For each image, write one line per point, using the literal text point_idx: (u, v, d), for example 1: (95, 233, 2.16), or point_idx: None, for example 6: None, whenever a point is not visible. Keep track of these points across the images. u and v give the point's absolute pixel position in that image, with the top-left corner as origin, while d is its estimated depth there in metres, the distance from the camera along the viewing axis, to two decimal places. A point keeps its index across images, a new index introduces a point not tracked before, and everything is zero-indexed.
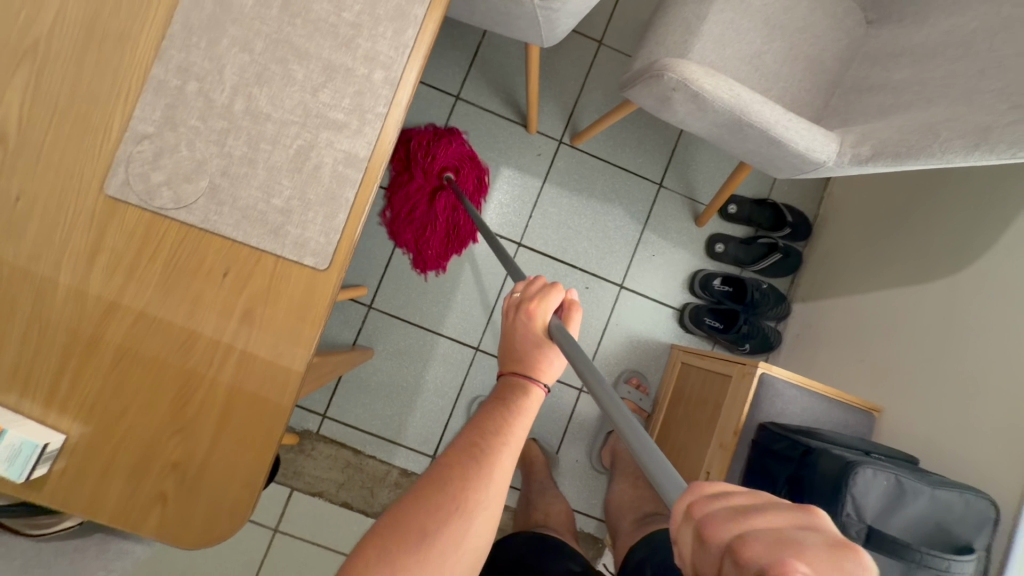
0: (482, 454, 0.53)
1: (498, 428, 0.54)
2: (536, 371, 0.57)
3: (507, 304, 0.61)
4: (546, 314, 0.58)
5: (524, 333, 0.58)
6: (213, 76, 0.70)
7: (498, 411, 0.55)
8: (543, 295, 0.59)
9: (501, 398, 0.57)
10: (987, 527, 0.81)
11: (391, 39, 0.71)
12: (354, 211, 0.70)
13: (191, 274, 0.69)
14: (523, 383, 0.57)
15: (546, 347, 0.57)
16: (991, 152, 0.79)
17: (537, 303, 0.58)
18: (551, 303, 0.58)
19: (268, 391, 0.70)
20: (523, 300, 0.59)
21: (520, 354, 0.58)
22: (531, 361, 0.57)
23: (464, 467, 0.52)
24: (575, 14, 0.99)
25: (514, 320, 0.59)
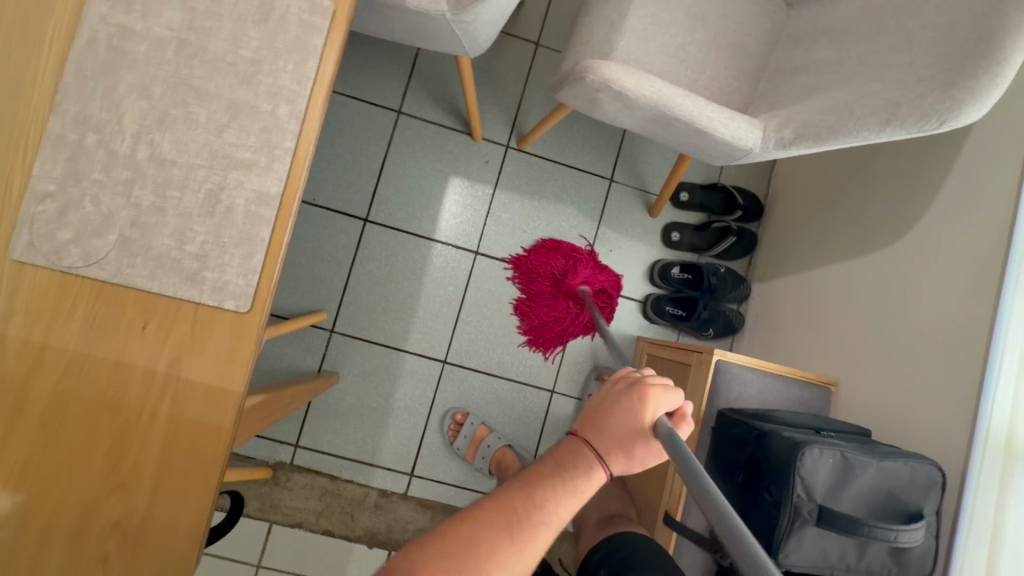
0: (522, 517, 0.48)
1: (549, 494, 0.50)
2: (612, 453, 0.53)
3: (621, 377, 0.59)
4: (658, 409, 0.56)
5: (624, 411, 0.56)
6: (112, 126, 0.68)
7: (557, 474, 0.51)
8: (663, 387, 0.58)
9: (559, 460, 0.52)
10: (935, 490, 0.83)
11: (293, 72, 0.70)
12: (271, 250, 0.70)
13: (109, 327, 0.67)
14: (592, 456, 0.52)
15: (641, 437, 0.55)
16: (902, 126, 0.83)
17: (655, 391, 0.57)
18: (666, 400, 0.57)
19: (205, 436, 0.68)
20: (639, 382, 0.57)
21: (604, 427, 0.55)
22: (613, 439, 0.54)
23: (499, 520, 0.47)
24: (494, 24, 0.97)
25: (622, 397, 0.56)
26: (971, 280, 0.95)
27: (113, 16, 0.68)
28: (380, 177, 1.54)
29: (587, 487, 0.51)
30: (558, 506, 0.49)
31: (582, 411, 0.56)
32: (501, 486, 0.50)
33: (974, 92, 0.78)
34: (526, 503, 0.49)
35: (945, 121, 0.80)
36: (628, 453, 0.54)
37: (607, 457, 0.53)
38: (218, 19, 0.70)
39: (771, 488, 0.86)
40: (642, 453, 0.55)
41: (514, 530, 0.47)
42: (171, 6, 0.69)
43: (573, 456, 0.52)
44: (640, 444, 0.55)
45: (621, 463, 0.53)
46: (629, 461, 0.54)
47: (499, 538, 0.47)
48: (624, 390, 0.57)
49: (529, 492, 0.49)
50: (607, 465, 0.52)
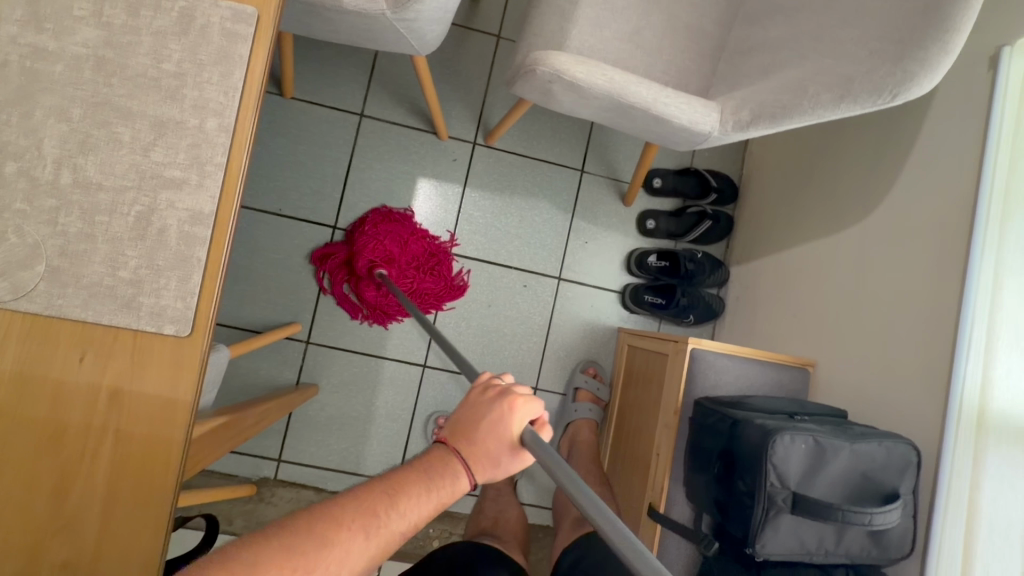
0: (379, 519, 0.51)
1: (408, 498, 0.52)
2: (476, 463, 0.55)
3: (488, 384, 0.58)
4: (524, 419, 0.56)
5: (491, 421, 0.55)
6: (32, 153, 0.65)
7: (420, 479, 0.53)
8: (532, 396, 0.57)
9: (424, 467, 0.54)
10: (910, 470, 0.82)
11: (219, 84, 0.68)
12: (210, 270, 0.68)
13: (45, 361, 0.65)
14: (456, 466, 0.54)
15: (506, 448, 0.55)
16: (856, 102, 0.81)
17: (522, 399, 0.56)
18: (535, 409, 0.57)
19: (154, 467, 0.66)
20: (507, 392, 0.56)
21: (471, 436, 0.56)
22: (478, 450, 0.55)
23: (355, 520, 0.50)
24: (440, 20, 0.94)
25: (489, 408, 0.56)
26: (936, 252, 0.94)
27: (24, 37, 0.65)
28: (346, 182, 1.51)
29: (448, 492, 0.54)
30: (416, 510, 0.52)
31: (451, 417, 0.57)
32: (362, 487, 0.53)
33: (925, 63, 0.76)
34: (386, 506, 0.51)
35: (898, 94, 0.78)
36: (493, 464, 0.55)
37: (469, 467, 0.54)
38: (136, 33, 0.67)
39: (745, 478, 0.85)
40: (509, 462, 0.55)
41: (369, 530, 0.50)
42: (85, 23, 0.66)
43: (438, 465, 0.54)
44: (507, 456, 0.55)
45: (487, 472, 0.55)
46: (494, 471, 0.55)
47: (352, 537, 0.49)
48: (492, 400, 0.56)
49: (387, 496, 0.52)
50: (471, 475, 0.55)
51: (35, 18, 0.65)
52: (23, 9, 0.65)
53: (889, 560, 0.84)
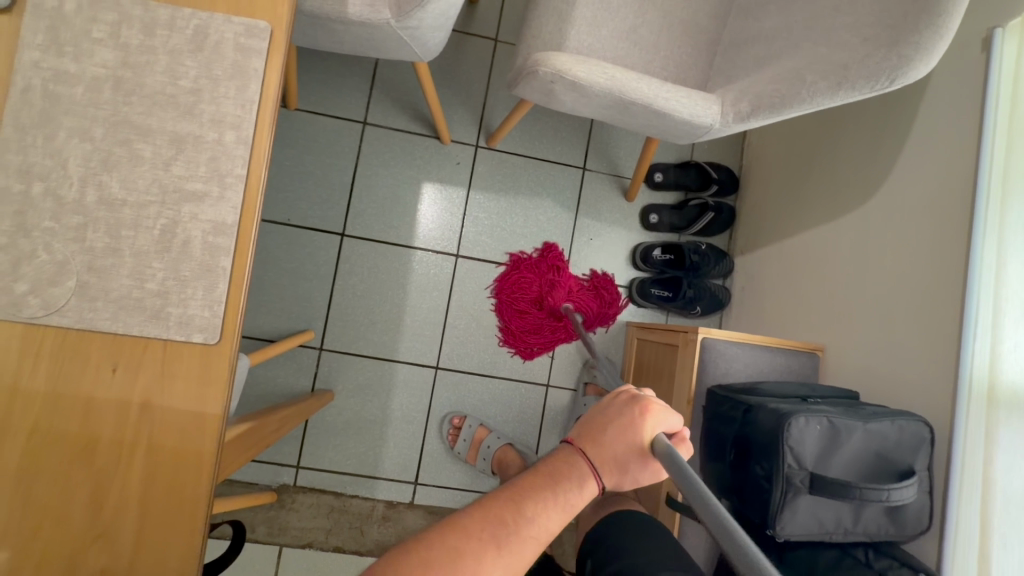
0: (511, 529, 0.46)
1: (539, 504, 0.47)
2: (606, 467, 0.51)
3: (622, 391, 0.57)
4: (656, 428, 0.54)
5: (625, 426, 0.54)
6: (57, 173, 0.67)
7: (547, 485, 0.49)
8: (665, 406, 0.56)
9: (550, 470, 0.50)
10: (924, 446, 0.84)
11: (235, 98, 0.70)
12: (233, 278, 0.70)
13: (76, 373, 0.67)
14: (587, 470, 0.50)
15: (637, 455, 0.52)
16: (854, 88, 0.83)
17: (656, 407, 0.56)
18: (670, 418, 0.56)
19: (185, 473, 0.68)
20: (643, 398, 0.55)
21: (603, 438, 0.52)
22: (610, 452, 0.52)
23: (485, 529, 0.45)
24: (441, 27, 0.96)
25: (623, 414, 0.54)
26: (940, 232, 0.96)
27: (46, 62, 0.68)
28: (352, 190, 1.53)
29: (576, 498, 0.49)
30: (548, 518, 0.47)
31: (580, 420, 0.54)
32: (489, 494, 0.48)
33: (919, 48, 0.78)
34: (516, 514, 0.46)
35: (894, 78, 0.80)
36: (622, 468, 0.51)
37: (600, 471, 0.51)
38: (153, 52, 0.69)
39: (762, 462, 0.86)
40: (638, 470, 0.53)
41: (500, 542, 0.45)
42: (103, 45, 0.68)
43: (568, 466, 0.50)
44: (638, 461, 0.53)
45: (615, 477, 0.51)
46: (623, 475, 0.51)
47: (484, 548, 0.44)
48: (626, 406, 0.55)
49: (518, 502, 0.47)
50: (601, 480, 0.50)
51: (54, 41, 0.68)
52: (43, 34, 0.68)
53: (906, 537, 0.85)
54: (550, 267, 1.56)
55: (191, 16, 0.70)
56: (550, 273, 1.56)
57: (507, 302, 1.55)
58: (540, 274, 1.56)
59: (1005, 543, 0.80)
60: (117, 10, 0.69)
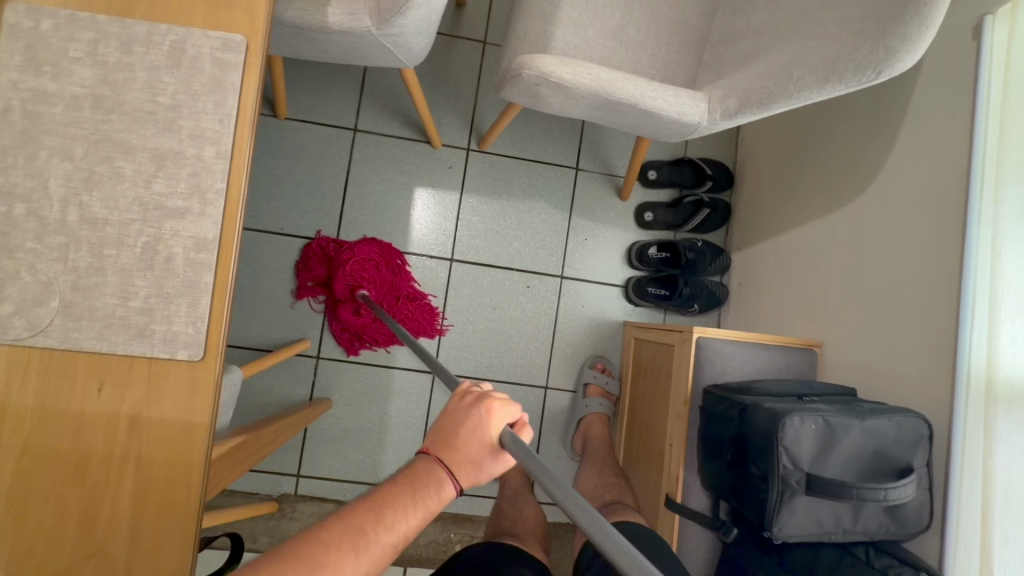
0: (367, 537, 0.51)
1: (397, 513, 0.53)
2: (460, 469, 0.56)
3: (468, 392, 0.60)
4: (501, 423, 0.58)
5: (470, 427, 0.57)
6: (39, 194, 0.67)
7: (403, 495, 0.55)
8: (508, 399, 0.59)
9: (410, 479, 0.56)
10: (922, 442, 0.83)
11: (214, 112, 0.70)
12: (217, 294, 0.69)
13: (65, 393, 0.67)
14: (441, 474, 0.56)
15: (489, 454, 0.56)
16: (840, 82, 0.82)
17: (499, 403, 0.59)
18: (512, 411, 0.58)
19: (176, 491, 0.68)
20: (487, 396, 0.58)
21: (453, 443, 0.57)
22: (461, 456, 0.57)
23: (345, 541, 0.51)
24: (423, 32, 0.95)
25: (468, 417, 0.58)
26: (934, 224, 0.94)
27: (25, 82, 0.67)
28: (344, 197, 1.53)
29: (433, 501, 0.55)
30: (404, 522, 0.53)
31: (433, 429, 0.58)
32: (351, 507, 0.54)
33: (905, 38, 0.76)
34: (374, 523, 0.52)
35: (881, 71, 0.79)
36: (475, 468, 0.57)
37: (454, 475, 0.56)
38: (131, 69, 0.69)
39: (758, 462, 0.85)
40: (491, 466, 0.57)
41: (358, 549, 0.51)
42: (81, 63, 0.68)
43: (419, 473, 0.56)
44: (489, 458, 0.57)
45: (470, 477, 0.56)
46: (475, 475, 0.56)
47: (344, 557, 0.50)
48: (470, 407, 0.58)
49: (374, 513, 0.53)
50: (455, 481, 0.56)
51: (32, 61, 0.68)
52: (22, 54, 0.67)
53: (907, 535, 0.84)
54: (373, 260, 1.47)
55: (168, 31, 0.69)
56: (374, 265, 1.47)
57: (311, 261, 1.48)
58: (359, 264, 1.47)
59: (1006, 539, 0.79)
60: (94, 29, 0.68)
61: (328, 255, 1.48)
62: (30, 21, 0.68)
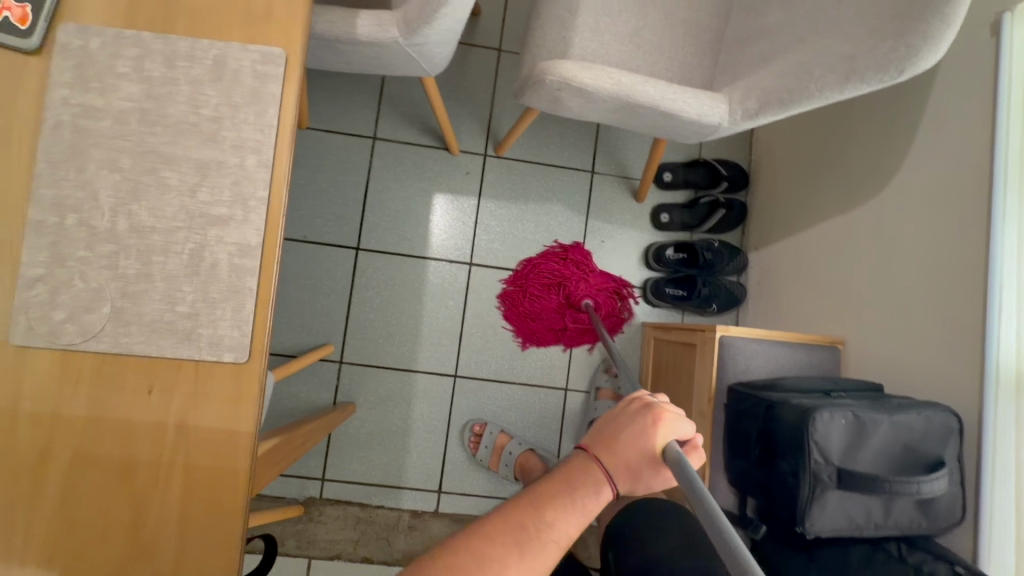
0: (531, 533, 0.49)
1: (558, 511, 0.50)
2: (621, 473, 0.53)
3: (634, 399, 0.59)
4: (667, 435, 0.56)
5: (635, 434, 0.55)
6: (89, 205, 0.70)
7: (563, 493, 0.51)
8: (676, 413, 0.58)
9: (567, 476, 0.53)
10: (953, 436, 0.83)
11: (254, 123, 0.72)
12: (260, 298, 0.71)
13: (115, 395, 0.69)
14: (600, 475, 0.53)
15: (651, 462, 0.55)
16: (862, 81, 0.82)
17: (668, 415, 0.57)
18: (680, 425, 0.57)
19: (220, 491, 0.70)
20: (655, 405, 0.57)
21: (615, 446, 0.55)
22: (621, 460, 0.54)
23: (508, 536, 0.48)
24: (446, 41, 0.98)
25: (636, 423, 0.56)
26: (957, 218, 0.95)
27: (76, 98, 0.71)
28: (366, 205, 1.56)
29: (593, 504, 0.52)
30: (566, 522, 0.50)
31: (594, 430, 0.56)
32: (511, 499, 0.51)
33: (927, 36, 0.76)
34: (536, 519, 0.49)
35: (903, 69, 0.78)
36: (634, 475, 0.54)
37: (614, 479, 0.53)
38: (175, 84, 0.72)
39: (787, 459, 0.86)
40: (650, 473, 0.55)
41: (520, 546, 0.48)
42: (127, 79, 0.71)
43: (578, 471, 0.53)
44: (648, 469, 0.55)
45: (628, 483, 0.54)
46: (635, 482, 0.54)
47: (508, 552, 0.48)
48: (638, 414, 0.57)
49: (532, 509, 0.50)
50: (615, 485, 0.53)
51: (82, 78, 0.71)
52: (71, 72, 0.71)
53: (940, 529, 0.84)
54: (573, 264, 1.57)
55: (210, 46, 0.72)
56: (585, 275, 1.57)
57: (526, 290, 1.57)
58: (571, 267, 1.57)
59: None
60: (139, 46, 0.72)
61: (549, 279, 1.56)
62: (79, 40, 0.71)
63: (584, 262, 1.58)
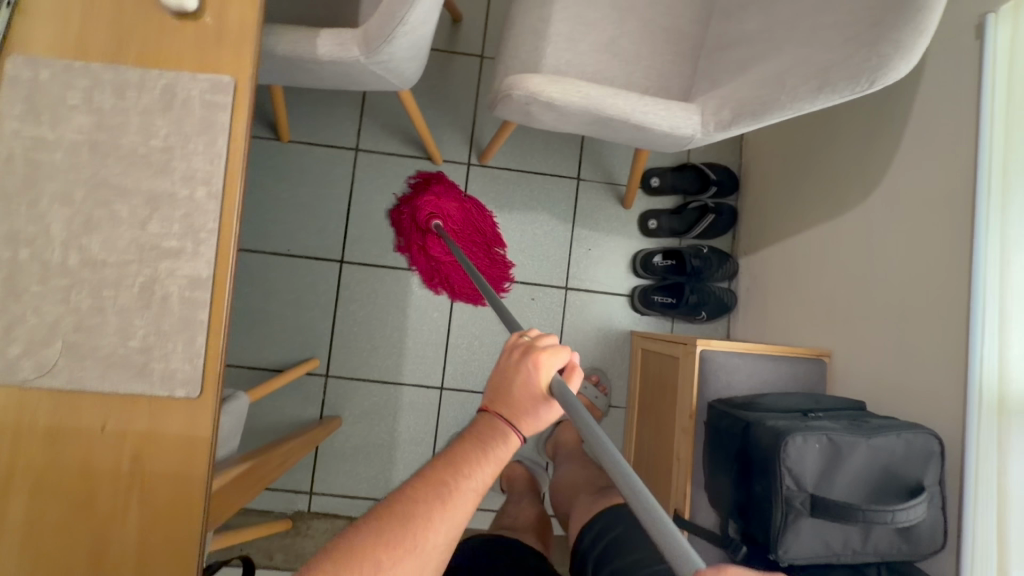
0: (449, 491, 0.56)
1: (472, 468, 0.57)
2: (521, 419, 0.59)
3: (514, 347, 0.62)
4: (549, 372, 0.60)
5: (523, 378, 0.59)
6: (42, 239, 0.69)
7: (472, 451, 0.58)
8: (553, 346, 0.61)
9: (476, 435, 0.59)
10: (934, 459, 0.80)
11: (205, 153, 0.71)
12: (213, 332, 0.71)
13: (73, 431, 0.69)
14: (502, 426, 0.59)
15: (542, 401, 0.59)
16: (834, 92, 0.78)
17: (543, 354, 0.60)
18: (560, 356, 0.60)
19: (179, 526, 0.70)
20: (533, 346, 0.60)
21: (508, 397, 0.60)
22: (517, 407, 0.59)
23: (428, 498, 0.55)
24: (411, 57, 0.95)
25: (521, 366, 0.60)
26: (940, 230, 0.91)
27: (26, 130, 0.70)
28: (349, 217, 1.55)
29: (503, 452, 0.58)
30: (481, 472, 0.57)
31: (489, 385, 0.61)
32: (427, 467, 0.58)
33: (899, 46, 0.72)
34: (452, 479, 0.56)
35: (876, 80, 0.74)
36: (533, 416, 0.59)
37: (517, 425, 0.59)
38: (125, 114, 0.71)
39: (761, 480, 0.84)
40: (546, 411, 0.60)
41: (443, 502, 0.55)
42: (77, 111, 0.70)
43: (483, 429, 0.59)
44: (543, 406, 0.59)
45: (531, 424, 0.60)
46: (536, 422, 0.59)
47: (430, 512, 0.54)
48: (520, 358, 0.60)
49: (450, 467, 0.57)
50: (518, 429, 0.59)
51: (32, 110, 0.70)
52: (22, 105, 0.70)
53: (922, 555, 0.81)
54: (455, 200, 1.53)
55: (159, 76, 0.71)
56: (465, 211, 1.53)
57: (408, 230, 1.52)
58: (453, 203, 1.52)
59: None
60: (88, 76, 0.70)
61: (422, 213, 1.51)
62: (28, 71, 0.70)
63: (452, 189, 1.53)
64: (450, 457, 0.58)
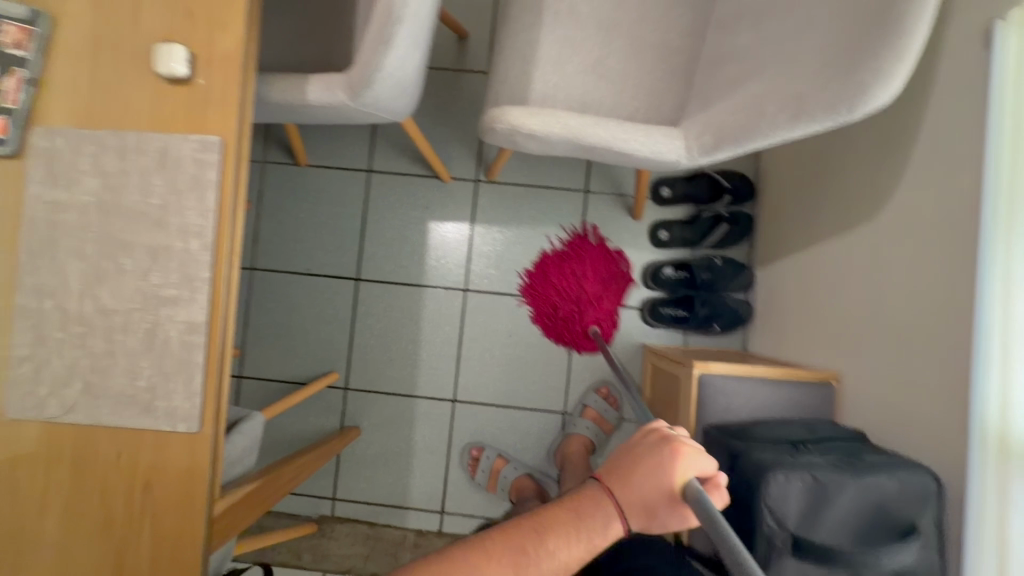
0: (530, 556, 0.53)
1: (562, 540, 0.55)
2: (633, 510, 0.56)
3: (653, 431, 0.61)
4: (688, 470, 0.57)
5: (654, 469, 0.57)
6: (62, 289, 0.78)
7: (569, 519, 0.56)
8: (697, 449, 0.58)
9: (578, 505, 0.57)
10: (929, 500, 0.76)
11: (197, 208, 0.77)
12: (208, 371, 0.77)
13: (94, 462, 0.77)
14: (611, 509, 0.56)
15: (665, 501, 0.56)
16: (813, 119, 0.75)
17: (687, 450, 0.58)
18: (701, 460, 0.57)
19: (180, 549, 0.77)
20: (674, 438, 0.58)
21: (628, 480, 0.57)
22: (635, 497, 0.56)
23: (507, 554, 0.53)
24: (398, 98, 0.98)
25: (656, 454, 0.58)
26: (948, 253, 0.86)
27: (46, 195, 0.78)
28: (364, 236, 1.61)
29: (599, 537, 0.55)
30: (568, 551, 0.54)
31: (614, 462, 0.59)
32: (517, 522, 0.56)
33: (878, 73, 0.69)
34: (537, 542, 0.54)
35: (855, 108, 0.71)
36: (648, 512, 0.56)
37: (625, 512, 0.56)
38: (128, 176, 0.78)
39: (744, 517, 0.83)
40: (666, 515, 0.56)
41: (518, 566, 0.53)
42: (88, 174, 0.78)
43: (587, 502, 0.57)
44: (664, 507, 0.56)
45: (641, 519, 0.56)
46: (647, 519, 0.56)
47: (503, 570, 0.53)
48: (657, 445, 0.58)
49: (541, 530, 0.55)
50: (625, 520, 0.56)
51: (51, 176, 0.78)
52: (43, 171, 0.78)
53: None
54: (609, 280, 1.54)
55: (156, 138, 0.78)
56: (606, 297, 1.54)
57: (562, 263, 1.56)
58: (603, 280, 1.54)
59: None
60: (97, 143, 0.78)
61: (586, 271, 1.54)
62: (47, 142, 0.78)
63: (626, 283, 1.56)
64: (546, 517, 0.56)
